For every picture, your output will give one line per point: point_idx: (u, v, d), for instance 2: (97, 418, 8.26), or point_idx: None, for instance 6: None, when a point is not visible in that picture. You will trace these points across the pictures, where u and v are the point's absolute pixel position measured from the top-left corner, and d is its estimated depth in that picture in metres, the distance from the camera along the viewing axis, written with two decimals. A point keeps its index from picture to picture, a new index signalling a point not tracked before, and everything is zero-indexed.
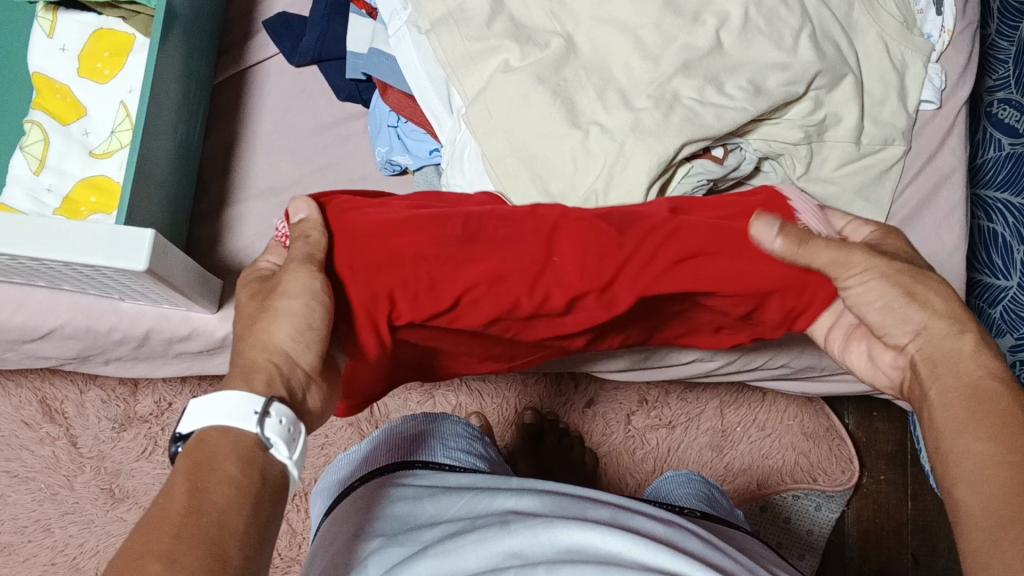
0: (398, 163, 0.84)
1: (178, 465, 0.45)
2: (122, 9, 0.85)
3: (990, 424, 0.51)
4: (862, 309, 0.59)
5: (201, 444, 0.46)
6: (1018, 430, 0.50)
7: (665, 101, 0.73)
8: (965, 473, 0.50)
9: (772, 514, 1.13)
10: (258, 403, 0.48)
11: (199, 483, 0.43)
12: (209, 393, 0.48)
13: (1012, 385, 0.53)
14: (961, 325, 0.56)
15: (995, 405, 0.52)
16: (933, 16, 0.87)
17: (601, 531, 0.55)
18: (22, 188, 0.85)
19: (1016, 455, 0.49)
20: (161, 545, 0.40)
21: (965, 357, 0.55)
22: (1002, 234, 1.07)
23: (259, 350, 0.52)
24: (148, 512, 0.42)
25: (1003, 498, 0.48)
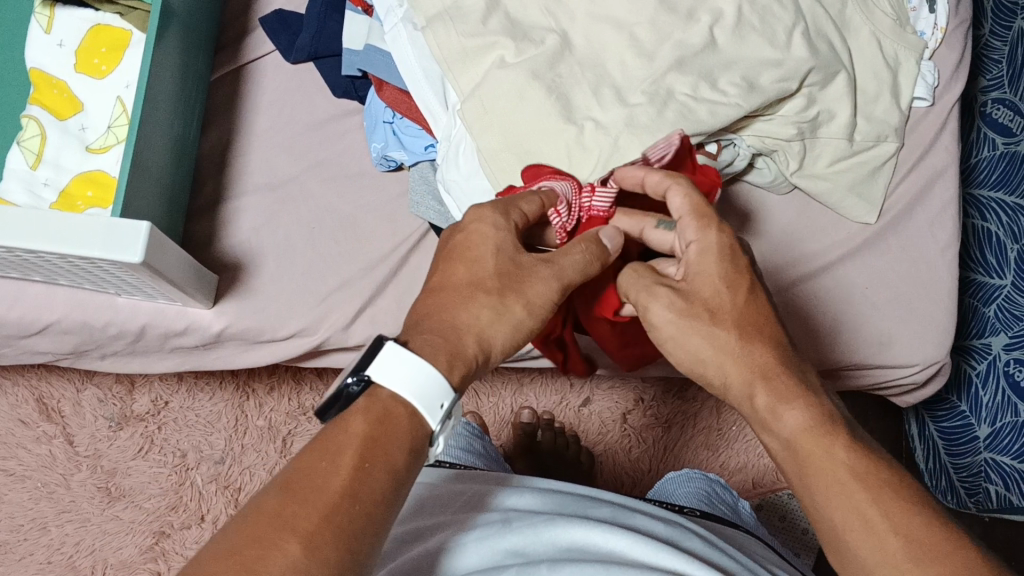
0: (394, 159, 0.85)
1: (357, 425, 0.45)
2: (119, 5, 0.86)
3: (819, 489, 0.51)
4: (702, 363, 0.57)
5: (383, 413, 0.46)
6: (849, 483, 0.50)
7: (659, 97, 0.74)
8: (828, 539, 0.51)
9: (768, 512, 1.12)
10: (448, 398, 0.48)
11: (366, 463, 0.44)
12: (407, 353, 0.47)
13: (824, 430, 0.52)
14: (750, 374, 0.55)
15: (817, 456, 0.52)
16: (927, 13, 0.87)
17: (603, 530, 0.55)
18: (19, 182, 0.85)
19: (857, 509, 0.50)
20: (307, 522, 0.41)
21: (773, 411, 0.54)
22: (996, 233, 1.08)
23: (469, 338, 0.53)
24: (309, 467, 0.43)
25: (877, 564, 0.48)
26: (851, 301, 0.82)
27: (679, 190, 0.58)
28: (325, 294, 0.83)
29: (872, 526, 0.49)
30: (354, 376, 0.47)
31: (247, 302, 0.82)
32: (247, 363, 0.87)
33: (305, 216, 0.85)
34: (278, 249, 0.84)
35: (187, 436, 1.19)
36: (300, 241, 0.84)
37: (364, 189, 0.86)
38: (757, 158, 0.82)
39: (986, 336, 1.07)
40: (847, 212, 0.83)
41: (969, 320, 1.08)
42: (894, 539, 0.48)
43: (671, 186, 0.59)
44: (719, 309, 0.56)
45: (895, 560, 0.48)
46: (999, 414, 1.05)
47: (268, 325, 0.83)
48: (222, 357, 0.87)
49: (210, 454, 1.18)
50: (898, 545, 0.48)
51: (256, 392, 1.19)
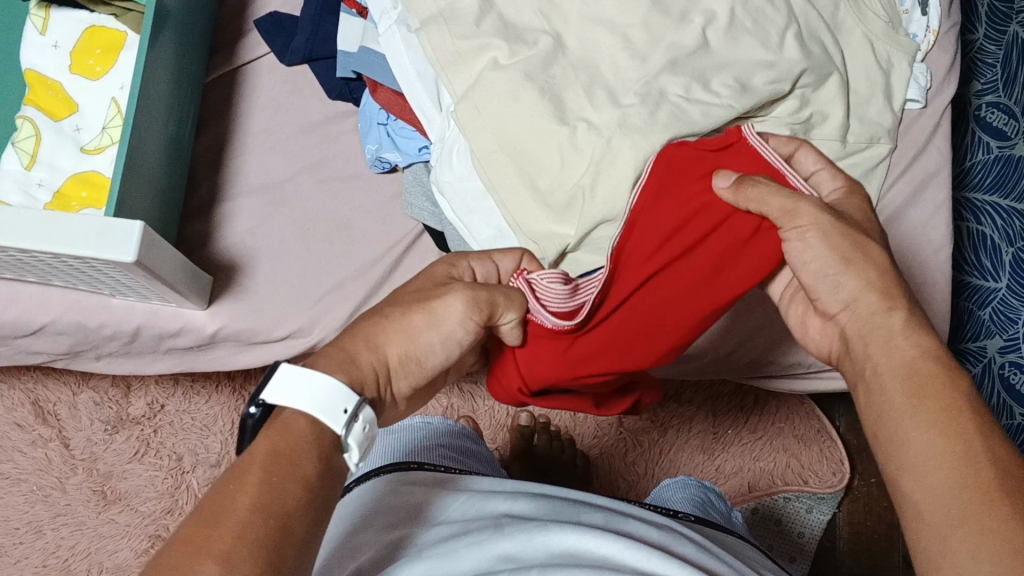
0: (388, 160, 0.85)
1: (261, 445, 0.46)
2: (114, 6, 0.86)
3: (928, 411, 0.48)
4: (834, 273, 0.57)
5: (286, 426, 0.48)
6: (956, 409, 0.48)
7: (651, 98, 0.74)
8: (913, 464, 0.47)
9: (764, 517, 1.13)
10: (351, 402, 0.50)
11: (275, 476, 0.45)
12: (303, 371, 0.50)
13: (949, 364, 0.51)
14: (891, 298, 0.55)
15: (929, 380, 0.50)
16: (919, 16, 0.87)
17: (594, 535, 0.55)
18: (14, 182, 0.85)
19: (956, 435, 0.47)
20: (222, 542, 0.41)
21: (898, 335, 0.53)
22: (991, 236, 1.08)
23: (364, 345, 0.55)
24: (215, 498, 0.44)
25: (957, 490, 0.45)
26: None
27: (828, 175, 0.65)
28: (319, 295, 0.83)
29: (974, 456, 0.45)
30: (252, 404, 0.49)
31: (241, 303, 0.83)
32: (241, 365, 0.87)
33: (299, 217, 0.85)
34: (272, 251, 0.84)
35: (183, 439, 1.19)
36: (294, 242, 0.84)
37: (358, 191, 0.87)
38: None
39: (981, 339, 1.07)
40: None
41: (964, 323, 1.07)
42: (987, 467, 0.45)
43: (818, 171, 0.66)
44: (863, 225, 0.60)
45: (985, 486, 0.44)
46: (995, 415, 1.05)
47: (262, 326, 0.83)
48: (216, 358, 0.87)
49: (206, 457, 1.18)
50: (992, 474, 0.44)
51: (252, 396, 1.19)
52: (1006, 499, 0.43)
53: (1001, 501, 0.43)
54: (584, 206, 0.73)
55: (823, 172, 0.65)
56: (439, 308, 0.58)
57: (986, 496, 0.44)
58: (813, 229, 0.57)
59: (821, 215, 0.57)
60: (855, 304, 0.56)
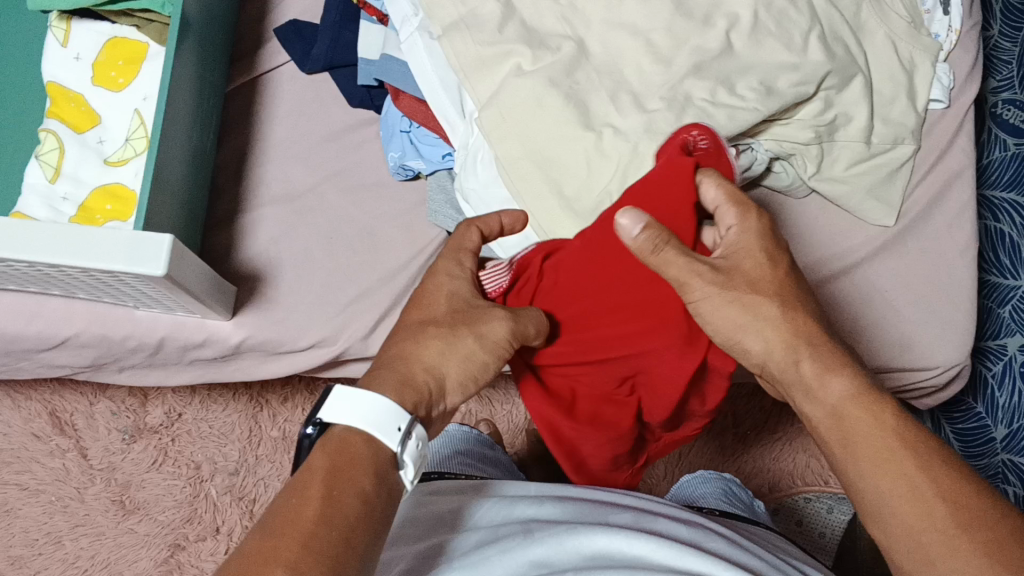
0: (411, 168, 0.85)
1: (320, 460, 0.50)
2: (137, 18, 0.86)
3: (865, 459, 0.55)
4: (738, 339, 0.59)
5: (344, 443, 0.51)
6: (892, 450, 0.54)
7: (677, 103, 0.74)
8: (871, 510, 0.54)
9: (786, 516, 1.12)
10: (403, 420, 0.52)
11: (334, 491, 0.48)
12: (358, 392, 0.52)
13: (868, 399, 0.56)
14: (793, 347, 0.58)
15: (861, 426, 0.55)
16: (941, 15, 0.87)
17: (626, 535, 0.55)
18: (39, 197, 0.85)
19: (902, 477, 0.53)
20: (290, 554, 0.44)
21: (812, 382, 0.58)
22: (1010, 234, 1.07)
23: (418, 368, 0.57)
24: (284, 508, 0.47)
25: (919, 529, 0.52)
26: (873, 304, 0.82)
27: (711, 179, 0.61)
28: (344, 303, 0.83)
29: (921, 494, 0.52)
30: (312, 424, 0.51)
31: (264, 314, 0.82)
32: (266, 374, 0.87)
33: (323, 226, 0.85)
34: (297, 260, 0.84)
35: (201, 448, 1.19)
36: (317, 251, 0.84)
37: (381, 200, 0.86)
38: (775, 163, 0.80)
39: (1002, 337, 1.06)
40: (864, 214, 0.82)
41: (984, 321, 1.07)
42: (939, 502, 0.52)
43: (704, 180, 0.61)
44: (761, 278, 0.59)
45: (942, 525, 0.51)
46: (1016, 414, 1.04)
47: (288, 336, 0.82)
48: (240, 369, 0.87)
49: (225, 465, 1.18)
50: (944, 508, 0.51)
51: (269, 403, 1.19)
52: (963, 534, 0.50)
53: (960, 538, 0.50)
54: None
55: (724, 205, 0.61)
56: (484, 329, 0.59)
57: (945, 535, 0.51)
58: (704, 303, 0.58)
59: (711, 288, 0.58)
60: (766, 359, 0.60)
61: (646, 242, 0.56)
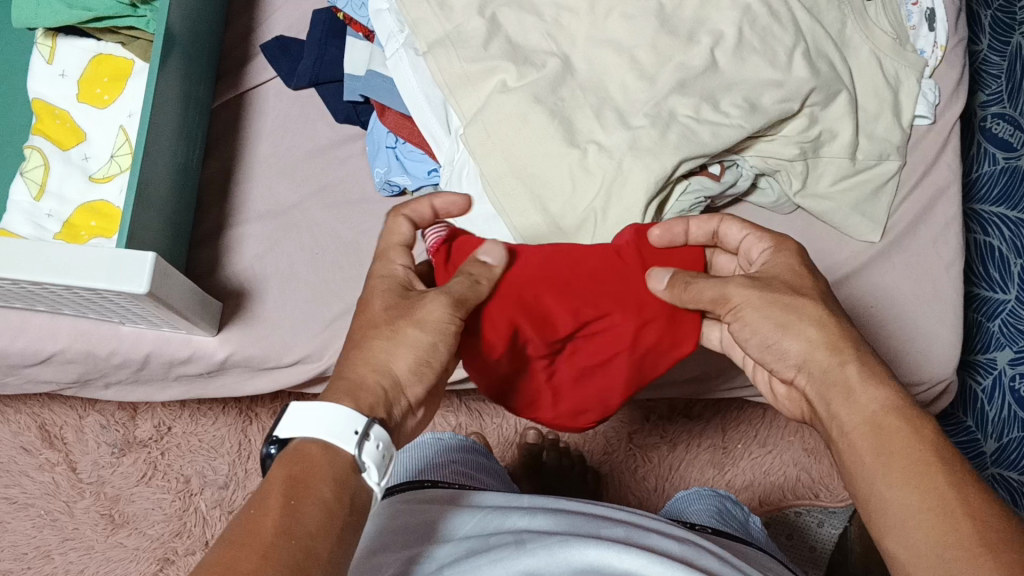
0: (397, 184, 0.84)
1: (278, 472, 0.49)
2: (122, 34, 0.87)
3: (898, 467, 0.50)
4: (776, 341, 0.58)
5: (300, 454, 0.50)
6: (927, 463, 0.50)
7: (661, 119, 0.74)
8: (891, 522, 0.50)
9: (776, 530, 1.12)
10: (360, 423, 0.52)
11: (293, 500, 0.47)
12: (311, 403, 0.52)
13: (910, 413, 0.52)
14: (839, 349, 0.56)
15: (899, 437, 0.51)
16: (926, 32, 0.87)
17: (617, 549, 0.54)
18: (23, 213, 0.85)
19: (931, 492, 0.49)
20: (246, 564, 0.43)
21: (856, 388, 0.54)
22: (999, 248, 1.08)
23: (369, 369, 0.57)
24: (241, 521, 0.46)
25: (946, 548, 0.47)
26: (857, 319, 0.82)
27: (733, 220, 0.66)
28: (329, 319, 0.82)
29: (949, 510, 0.48)
30: (271, 443, 0.52)
31: (250, 329, 0.82)
32: (252, 389, 0.87)
33: (309, 242, 0.85)
34: (283, 275, 0.84)
35: (190, 461, 1.18)
36: (303, 267, 0.84)
37: (367, 214, 0.86)
38: (762, 178, 0.83)
39: (991, 351, 1.06)
40: (849, 230, 0.82)
41: (974, 334, 1.07)
42: (965, 522, 0.47)
43: (721, 221, 0.66)
44: (794, 284, 0.59)
45: (968, 544, 0.46)
46: (1007, 428, 1.04)
47: (273, 351, 0.82)
48: (226, 384, 0.87)
49: (214, 479, 1.18)
50: (973, 528, 0.47)
51: (258, 417, 1.19)
52: (990, 554, 0.46)
53: (985, 557, 0.46)
54: (597, 227, 0.73)
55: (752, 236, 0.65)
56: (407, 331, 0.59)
57: (969, 554, 0.46)
58: (746, 306, 0.59)
59: (749, 291, 0.59)
60: (808, 357, 0.57)
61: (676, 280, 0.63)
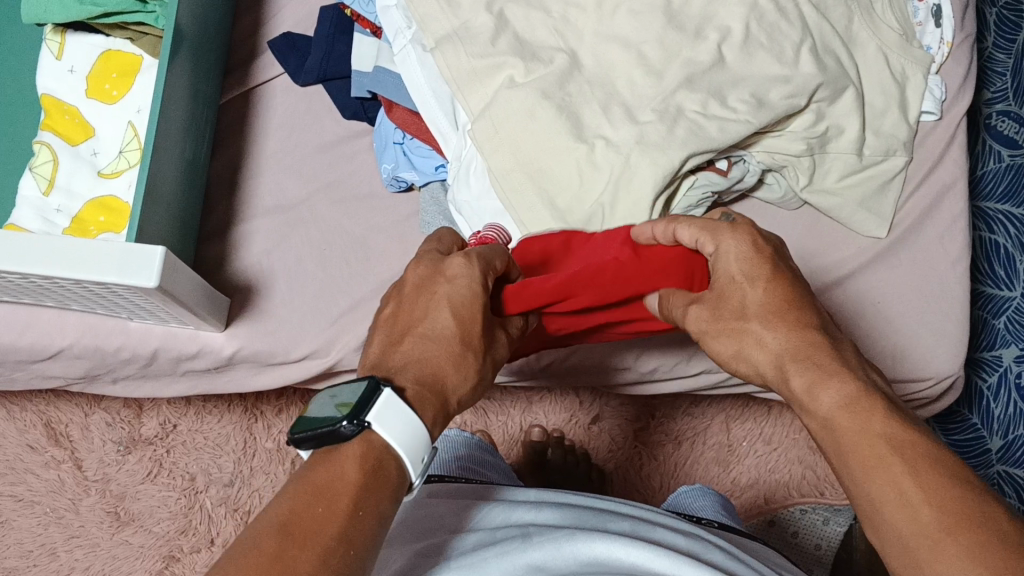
0: (405, 179, 0.85)
1: (353, 453, 0.46)
2: (131, 30, 0.87)
3: (853, 462, 0.47)
4: (731, 363, 0.56)
5: (376, 462, 0.46)
6: (877, 451, 0.47)
7: (669, 114, 0.74)
8: (862, 517, 0.47)
9: (781, 529, 1.12)
10: (427, 452, 0.49)
11: (360, 508, 0.44)
12: (397, 401, 0.47)
13: (862, 396, 0.49)
14: (783, 367, 0.52)
15: (849, 426, 0.48)
16: (932, 28, 0.87)
17: (625, 543, 0.54)
18: (32, 208, 0.85)
19: (885, 481, 0.46)
20: (304, 567, 0.41)
21: (810, 386, 0.51)
22: (1005, 245, 1.08)
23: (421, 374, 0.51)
24: (301, 513, 0.43)
25: (907, 538, 0.44)
26: (864, 314, 0.82)
27: (684, 225, 0.59)
28: (336, 314, 0.83)
29: (906, 497, 0.45)
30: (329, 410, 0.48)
31: (257, 325, 0.82)
32: (260, 385, 0.87)
33: (316, 237, 0.85)
34: (290, 271, 0.84)
35: (196, 459, 1.18)
36: (310, 262, 0.84)
37: (374, 210, 0.86)
38: (768, 173, 0.82)
39: (997, 348, 1.06)
40: (853, 224, 0.83)
41: (980, 332, 1.07)
42: (925, 506, 0.44)
43: (674, 228, 0.60)
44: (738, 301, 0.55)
45: (927, 529, 0.43)
46: (1013, 425, 1.03)
47: (280, 347, 0.82)
48: (234, 380, 0.87)
49: (219, 477, 1.18)
50: (931, 513, 0.44)
51: (264, 414, 1.19)
52: (952, 538, 0.43)
53: (946, 541, 0.43)
54: (605, 222, 0.73)
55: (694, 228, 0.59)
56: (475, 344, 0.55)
57: (932, 539, 0.43)
58: (703, 338, 0.57)
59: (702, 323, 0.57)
60: (764, 373, 0.54)
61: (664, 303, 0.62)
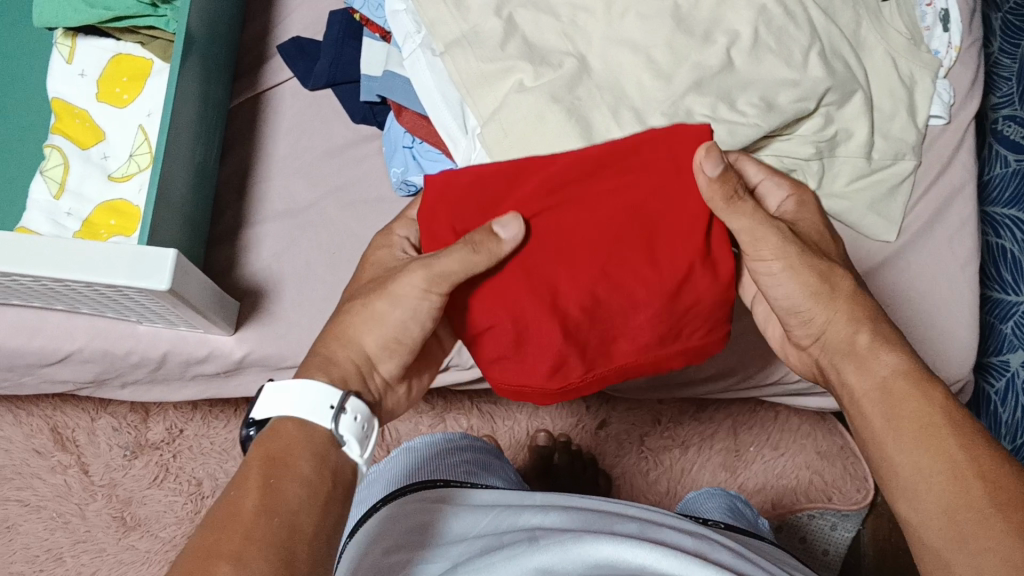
0: (413, 183, 0.85)
1: (257, 451, 0.51)
2: (141, 35, 0.87)
3: (910, 430, 0.52)
4: (803, 310, 0.59)
5: (276, 433, 0.52)
6: (937, 427, 0.52)
7: (678, 118, 0.75)
8: (904, 484, 0.52)
9: (789, 534, 1.11)
10: (335, 398, 0.54)
11: (272, 479, 0.49)
12: (283, 384, 0.54)
13: (919, 376, 0.54)
14: (855, 322, 0.58)
15: (907, 400, 0.53)
16: (941, 32, 0.87)
17: (631, 544, 0.54)
18: (43, 212, 0.86)
19: (941, 455, 0.51)
20: (230, 543, 0.45)
21: (863, 356, 0.57)
22: (1011, 249, 1.08)
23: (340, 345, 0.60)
24: (223, 502, 0.48)
25: (954, 507, 0.49)
26: None
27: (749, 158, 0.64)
28: None
29: (960, 471, 0.50)
30: (249, 425, 0.53)
31: (267, 329, 0.82)
32: None
33: (325, 241, 0.85)
34: (300, 275, 0.84)
35: (202, 464, 1.18)
36: (319, 266, 0.84)
37: (383, 214, 0.86)
38: None
39: (1005, 353, 1.05)
40: (865, 229, 0.82)
41: (987, 336, 1.06)
42: (974, 481, 0.49)
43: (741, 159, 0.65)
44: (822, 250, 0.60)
45: (976, 503, 0.48)
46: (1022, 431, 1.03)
47: (289, 351, 0.82)
48: (242, 384, 0.87)
49: (225, 482, 1.18)
50: (981, 488, 0.49)
51: None
52: (1000, 514, 0.47)
53: (995, 517, 0.47)
54: None
55: (770, 183, 0.64)
56: (396, 288, 0.59)
57: (980, 514, 0.48)
58: (764, 275, 0.60)
59: (774, 256, 0.59)
60: (825, 335, 0.60)
61: (709, 197, 0.56)
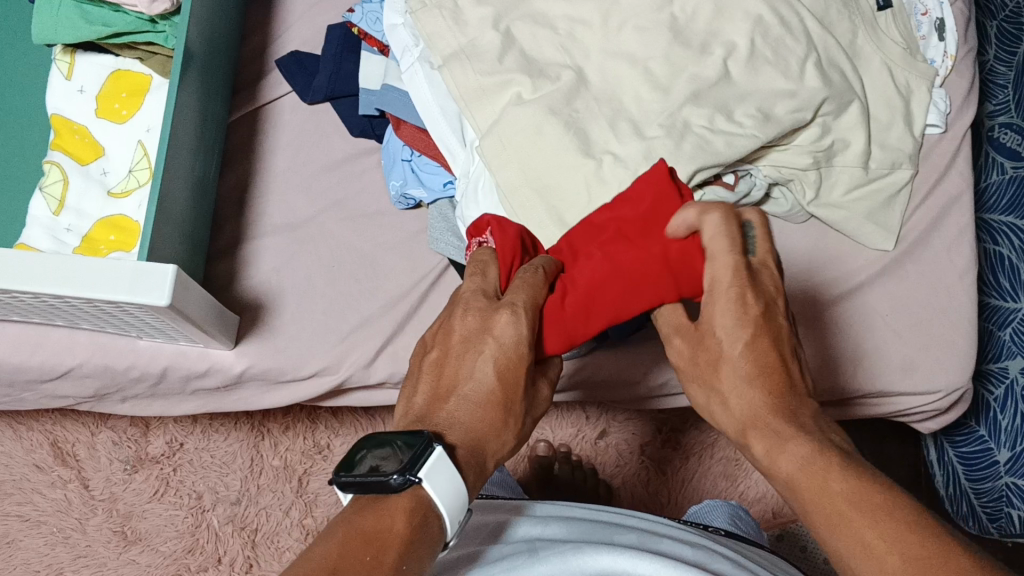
0: (413, 197, 0.85)
1: (398, 520, 0.44)
2: (140, 50, 0.88)
3: (820, 520, 0.45)
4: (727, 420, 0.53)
5: (421, 516, 0.45)
6: (835, 506, 0.45)
7: (676, 130, 0.74)
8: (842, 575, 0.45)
9: (790, 543, 1.10)
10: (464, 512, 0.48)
11: (403, 561, 0.43)
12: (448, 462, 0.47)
13: (811, 454, 0.47)
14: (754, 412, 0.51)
15: (810, 487, 0.46)
16: (936, 42, 0.88)
17: (630, 555, 0.53)
18: (43, 229, 0.86)
19: (851, 534, 0.44)
20: None
21: (772, 449, 0.49)
22: (1008, 256, 1.05)
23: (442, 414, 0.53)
24: (350, 553, 0.42)
25: None
26: (873, 329, 0.82)
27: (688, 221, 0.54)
28: (346, 331, 0.83)
29: (871, 547, 0.43)
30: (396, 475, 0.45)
31: (267, 343, 0.82)
32: (269, 403, 0.87)
33: (325, 255, 0.85)
34: (299, 288, 0.84)
35: (202, 477, 1.18)
36: (320, 280, 0.84)
37: (383, 227, 0.87)
38: (774, 188, 0.82)
39: (1003, 360, 1.03)
40: (863, 239, 0.83)
41: (985, 343, 1.05)
42: (888, 559, 0.42)
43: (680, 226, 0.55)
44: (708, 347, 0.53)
45: None
46: (1019, 437, 1.00)
47: (290, 365, 0.82)
48: (243, 399, 0.87)
49: (226, 495, 1.18)
50: (896, 564, 0.41)
51: (270, 432, 1.19)
52: None
53: None
54: None
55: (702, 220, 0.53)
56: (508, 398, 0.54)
57: None
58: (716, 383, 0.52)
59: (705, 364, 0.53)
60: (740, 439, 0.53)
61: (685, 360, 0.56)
